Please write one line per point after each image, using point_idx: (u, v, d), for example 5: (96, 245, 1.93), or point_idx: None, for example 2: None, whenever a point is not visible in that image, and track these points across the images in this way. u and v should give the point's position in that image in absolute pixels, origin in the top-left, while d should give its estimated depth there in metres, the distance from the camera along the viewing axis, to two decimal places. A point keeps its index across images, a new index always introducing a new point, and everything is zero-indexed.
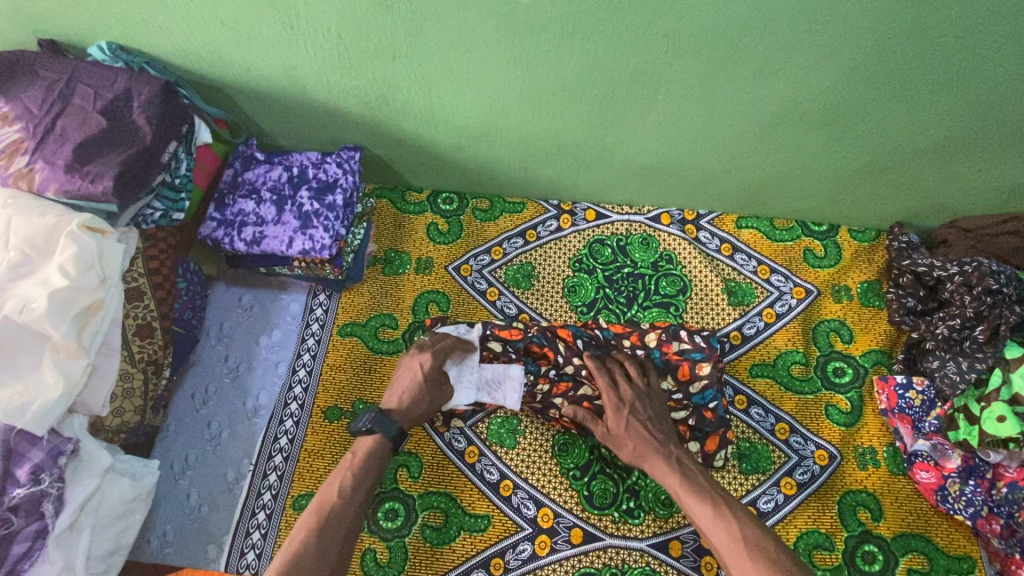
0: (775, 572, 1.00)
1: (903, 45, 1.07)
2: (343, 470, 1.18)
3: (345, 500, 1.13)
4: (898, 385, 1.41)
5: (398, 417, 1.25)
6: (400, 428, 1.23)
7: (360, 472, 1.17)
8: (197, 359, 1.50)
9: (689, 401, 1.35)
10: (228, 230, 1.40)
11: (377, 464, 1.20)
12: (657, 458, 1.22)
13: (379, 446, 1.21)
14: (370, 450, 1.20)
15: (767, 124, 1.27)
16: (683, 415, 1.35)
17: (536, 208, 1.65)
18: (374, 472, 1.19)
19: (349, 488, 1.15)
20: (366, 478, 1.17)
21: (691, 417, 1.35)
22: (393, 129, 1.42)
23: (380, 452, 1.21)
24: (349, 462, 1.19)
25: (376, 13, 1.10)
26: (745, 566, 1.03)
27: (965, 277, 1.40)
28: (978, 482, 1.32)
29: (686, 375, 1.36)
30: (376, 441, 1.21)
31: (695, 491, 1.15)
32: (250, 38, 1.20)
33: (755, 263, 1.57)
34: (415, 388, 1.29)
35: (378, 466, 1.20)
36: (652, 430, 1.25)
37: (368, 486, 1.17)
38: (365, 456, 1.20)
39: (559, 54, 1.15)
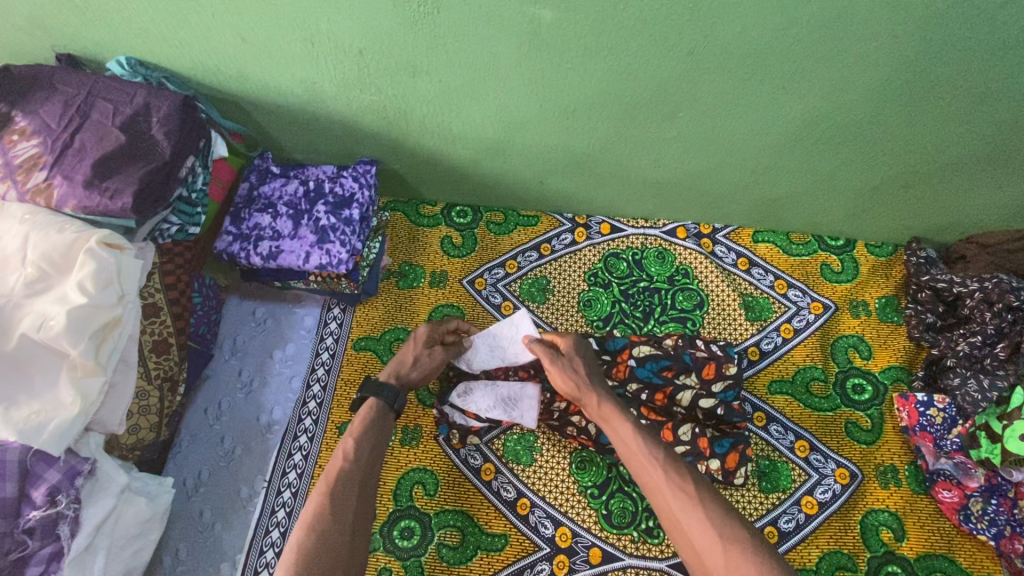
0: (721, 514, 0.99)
1: (928, 65, 1.06)
2: (349, 437, 1.15)
3: (354, 464, 1.10)
4: (919, 402, 1.39)
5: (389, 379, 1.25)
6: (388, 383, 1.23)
7: (367, 436, 1.15)
8: (210, 373, 1.48)
9: (715, 398, 1.34)
10: (244, 244, 1.39)
11: (376, 427, 1.17)
12: (609, 409, 1.18)
13: (375, 408, 1.20)
14: (373, 412, 1.19)
15: (788, 140, 1.26)
16: (709, 404, 1.34)
17: (551, 221, 1.65)
18: (377, 435, 1.16)
19: (358, 452, 1.12)
20: (370, 441, 1.14)
21: (718, 408, 1.34)
22: (410, 144, 1.42)
23: (381, 415, 1.19)
24: (355, 427, 1.17)
25: (399, 31, 1.10)
26: (691, 509, 1.00)
27: (985, 294, 1.40)
28: (1000, 502, 1.30)
29: (710, 373, 1.35)
30: (369, 402, 1.21)
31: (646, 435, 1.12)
32: (270, 54, 1.20)
33: (772, 278, 1.56)
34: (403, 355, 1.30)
35: (381, 430, 1.18)
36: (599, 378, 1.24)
37: (375, 449, 1.14)
38: (363, 423, 1.17)
39: (580, 71, 1.14)
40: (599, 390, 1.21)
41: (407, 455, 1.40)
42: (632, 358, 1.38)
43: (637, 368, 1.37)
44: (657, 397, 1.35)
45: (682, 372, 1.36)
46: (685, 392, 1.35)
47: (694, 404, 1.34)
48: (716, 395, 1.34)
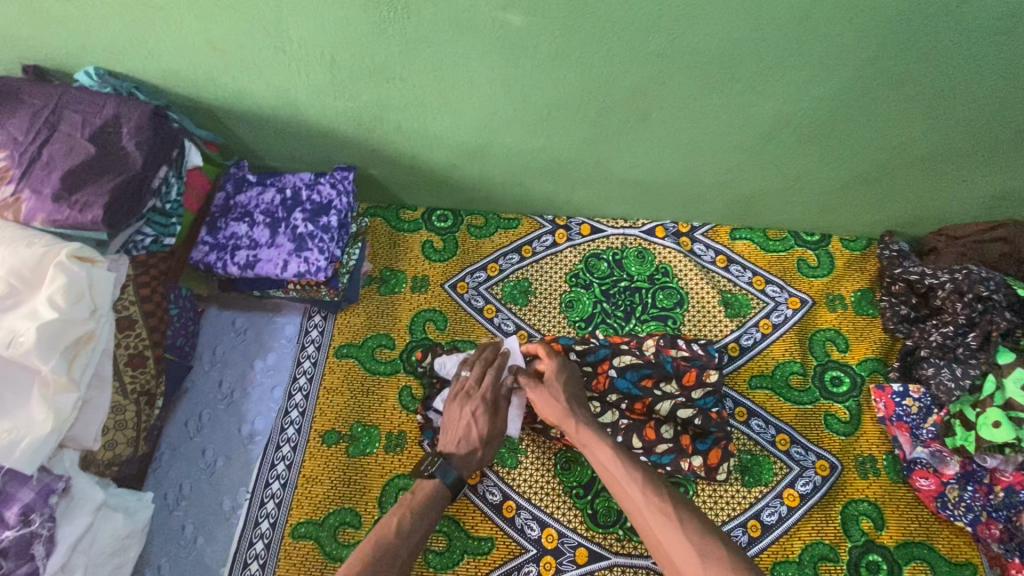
0: (700, 531, 1.01)
1: (892, 62, 1.09)
2: (402, 510, 1.18)
3: (400, 540, 1.13)
4: (896, 393, 1.41)
5: (460, 467, 1.26)
6: (458, 474, 1.24)
7: (418, 515, 1.17)
8: (191, 385, 1.47)
9: (694, 406, 1.35)
10: (221, 253, 1.38)
11: (433, 509, 1.20)
12: (587, 434, 1.19)
13: (436, 490, 1.22)
14: (428, 491, 1.21)
15: (760, 138, 1.28)
16: (687, 414, 1.34)
17: (531, 223, 1.65)
18: (428, 517, 1.19)
19: (406, 528, 1.15)
20: (423, 525, 1.17)
21: (696, 417, 1.34)
22: (387, 149, 1.42)
23: (435, 496, 1.21)
24: (408, 501, 1.20)
25: (371, 38, 1.10)
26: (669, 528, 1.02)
27: (956, 284, 1.42)
28: (976, 488, 1.33)
29: (691, 380, 1.36)
30: (435, 486, 1.22)
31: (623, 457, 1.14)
32: (242, 63, 1.20)
33: (750, 274, 1.58)
34: (469, 436, 1.27)
35: (433, 513, 1.20)
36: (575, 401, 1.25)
37: (422, 532, 1.16)
38: (424, 499, 1.20)
39: (553, 75, 1.15)
40: (578, 414, 1.22)
41: (391, 462, 1.39)
42: (613, 368, 1.37)
43: (617, 378, 1.37)
44: (636, 406, 1.36)
45: (662, 379, 1.37)
46: (666, 403, 1.35)
47: (673, 414, 1.35)
48: (695, 403, 1.35)
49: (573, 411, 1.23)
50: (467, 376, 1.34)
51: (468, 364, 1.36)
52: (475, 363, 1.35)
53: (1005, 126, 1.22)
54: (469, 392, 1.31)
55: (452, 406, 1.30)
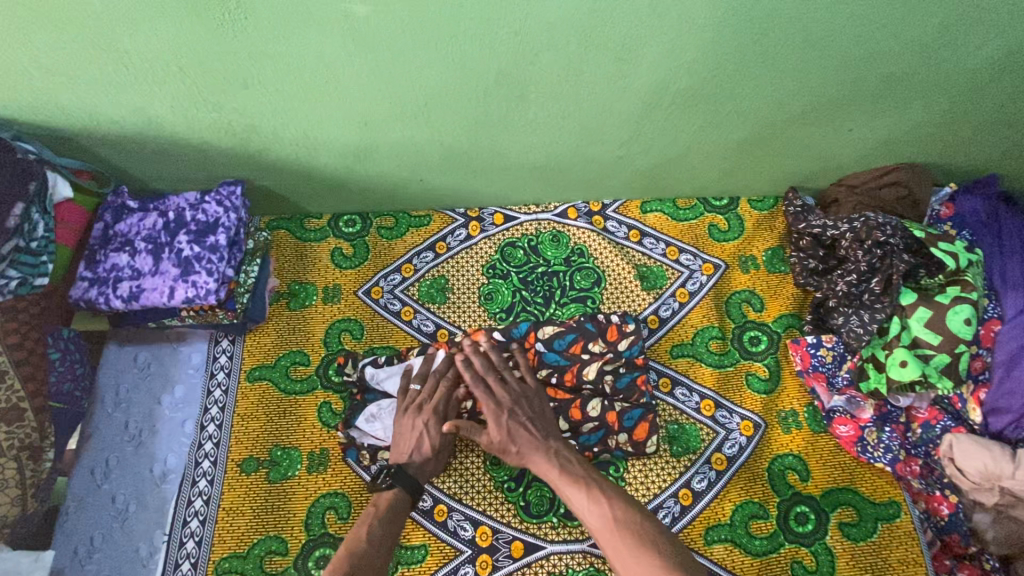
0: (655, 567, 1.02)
1: (749, 17, 1.08)
2: (367, 520, 1.19)
3: (372, 544, 1.15)
4: (810, 345, 1.46)
5: (416, 473, 1.25)
6: (414, 482, 1.24)
7: (385, 522, 1.19)
8: (94, 430, 1.38)
9: (621, 358, 1.41)
10: (103, 288, 1.29)
11: (399, 517, 1.21)
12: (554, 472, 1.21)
13: (397, 498, 1.22)
14: (390, 500, 1.22)
15: (642, 109, 1.27)
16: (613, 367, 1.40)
17: (443, 219, 1.61)
18: (396, 524, 1.20)
19: (376, 535, 1.16)
20: (389, 531, 1.18)
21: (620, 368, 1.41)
22: (272, 159, 1.35)
23: (399, 504, 1.22)
24: (374, 512, 1.21)
25: (215, 42, 1.04)
26: (619, 548, 1.08)
27: (855, 233, 1.44)
28: (893, 428, 1.39)
29: (613, 335, 1.42)
30: (395, 494, 1.22)
31: (569, 481, 1.19)
32: (85, 83, 1.11)
33: (664, 245, 1.58)
34: (421, 445, 1.27)
35: (399, 520, 1.21)
36: (534, 429, 1.26)
37: (392, 535, 1.18)
38: (388, 509, 1.21)
39: (418, 63, 1.11)
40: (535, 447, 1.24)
41: (315, 482, 1.34)
42: (539, 343, 1.40)
43: (546, 353, 1.40)
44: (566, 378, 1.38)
45: (589, 342, 1.41)
46: (593, 365, 1.39)
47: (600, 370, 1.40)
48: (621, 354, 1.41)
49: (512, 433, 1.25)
50: (419, 390, 1.34)
51: (419, 377, 1.36)
52: (426, 377, 1.36)
53: (872, 73, 1.24)
54: (422, 405, 1.32)
55: (404, 419, 1.30)
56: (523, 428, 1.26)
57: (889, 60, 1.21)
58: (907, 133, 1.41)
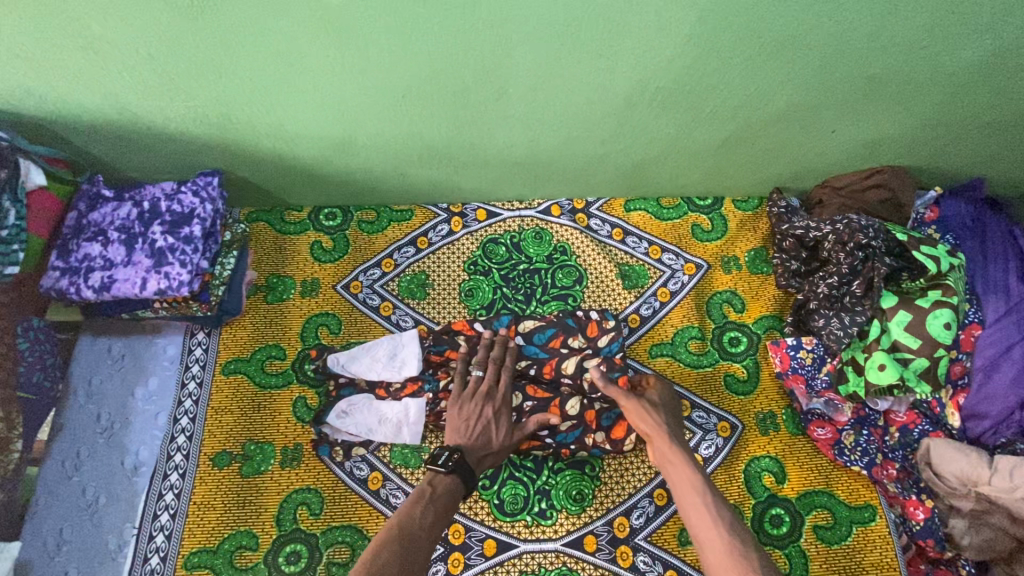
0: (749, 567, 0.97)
1: (727, 15, 1.07)
2: (422, 500, 1.14)
3: (424, 528, 1.09)
4: (790, 347, 1.44)
5: (476, 463, 1.25)
6: (473, 471, 1.22)
7: (438, 507, 1.14)
8: (65, 422, 1.36)
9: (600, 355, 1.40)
10: (73, 278, 1.28)
11: (452, 502, 1.17)
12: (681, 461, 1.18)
13: (454, 484, 1.19)
14: (448, 485, 1.18)
15: (622, 106, 1.26)
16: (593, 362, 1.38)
17: (424, 214, 1.60)
18: (448, 509, 1.15)
19: (429, 516, 1.11)
20: (441, 515, 1.13)
21: (601, 364, 1.37)
22: (249, 150, 1.34)
23: (454, 490, 1.18)
24: (429, 493, 1.16)
25: (186, 29, 1.03)
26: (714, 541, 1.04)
27: (838, 235, 1.42)
28: (870, 431, 1.38)
29: (593, 332, 1.41)
30: (453, 481, 1.19)
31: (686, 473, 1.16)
32: (54, 70, 1.10)
33: (646, 244, 1.57)
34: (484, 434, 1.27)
35: (451, 505, 1.17)
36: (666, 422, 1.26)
37: (442, 522, 1.13)
38: (443, 493, 1.16)
39: (392, 55, 1.09)
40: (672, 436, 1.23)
41: (288, 477, 1.33)
42: (518, 335, 1.41)
43: (525, 345, 1.41)
44: (545, 370, 1.39)
45: (568, 337, 1.41)
46: (571, 360, 1.39)
47: (581, 366, 1.38)
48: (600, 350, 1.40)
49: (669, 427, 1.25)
50: (480, 377, 1.33)
51: (481, 364, 1.34)
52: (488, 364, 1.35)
53: (855, 74, 1.23)
54: (490, 393, 1.31)
55: (470, 405, 1.29)
56: (653, 416, 1.26)
57: (871, 61, 1.20)
58: (891, 135, 1.40)
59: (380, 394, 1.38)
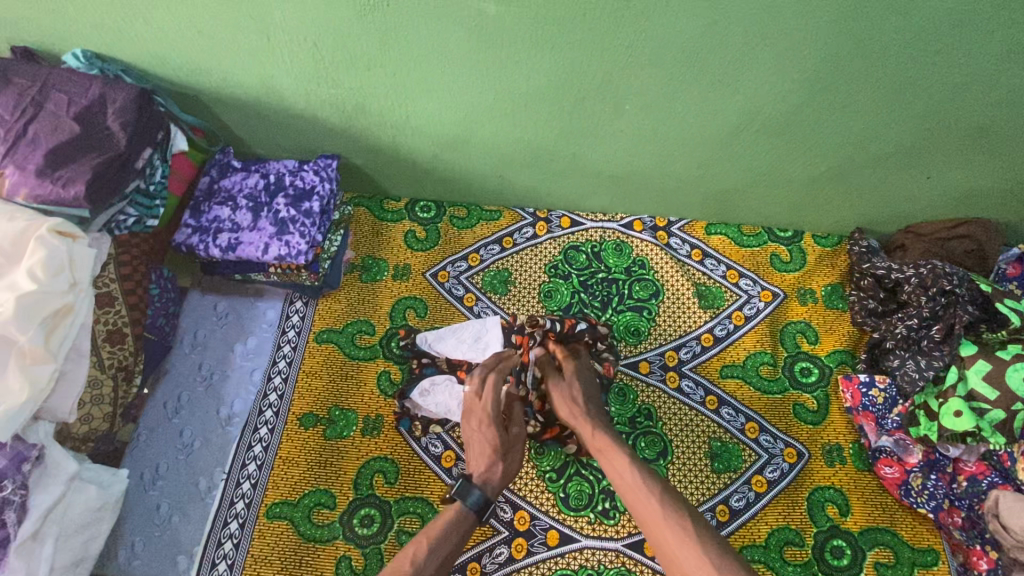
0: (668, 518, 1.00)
1: (848, 58, 1.14)
2: (421, 542, 1.07)
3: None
4: (862, 383, 1.46)
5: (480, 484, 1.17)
6: (484, 497, 1.15)
7: (438, 550, 1.06)
8: (171, 367, 1.48)
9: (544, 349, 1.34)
10: (203, 236, 1.41)
11: (453, 546, 1.08)
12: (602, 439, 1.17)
13: (454, 521, 1.11)
14: (448, 522, 1.10)
15: (729, 132, 1.33)
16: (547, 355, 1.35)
17: (513, 216, 1.68)
18: (447, 554, 1.06)
19: (423, 562, 1.04)
20: (440, 559, 1.06)
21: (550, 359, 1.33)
22: (371, 139, 1.45)
23: (456, 527, 1.10)
24: (429, 533, 1.09)
25: (353, 24, 1.14)
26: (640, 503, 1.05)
27: (920, 279, 1.45)
28: (939, 476, 1.37)
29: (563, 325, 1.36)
30: (459, 512, 1.12)
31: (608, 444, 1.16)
32: (227, 48, 1.23)
33: (724, 268, 1.62)
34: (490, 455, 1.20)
35: (452, 548, 1.08)
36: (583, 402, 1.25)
37: (440, 569, 1.05)
38: (442, 532, 1.09)
39: (529, 64, 1.20)
40: (591, 416, 1.23)
41: (367, 445, 1.41)
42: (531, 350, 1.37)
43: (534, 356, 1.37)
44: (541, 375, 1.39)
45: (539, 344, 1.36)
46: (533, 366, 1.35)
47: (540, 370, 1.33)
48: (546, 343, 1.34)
49: (590, 416, 1.23)
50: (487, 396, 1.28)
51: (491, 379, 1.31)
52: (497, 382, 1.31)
53: (961, 124, 1.27)
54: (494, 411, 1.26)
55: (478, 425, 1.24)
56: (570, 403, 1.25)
57: (978, 114, 1.24)
58: (983, 188, 1.43)
59: (463, 377, 1.41)
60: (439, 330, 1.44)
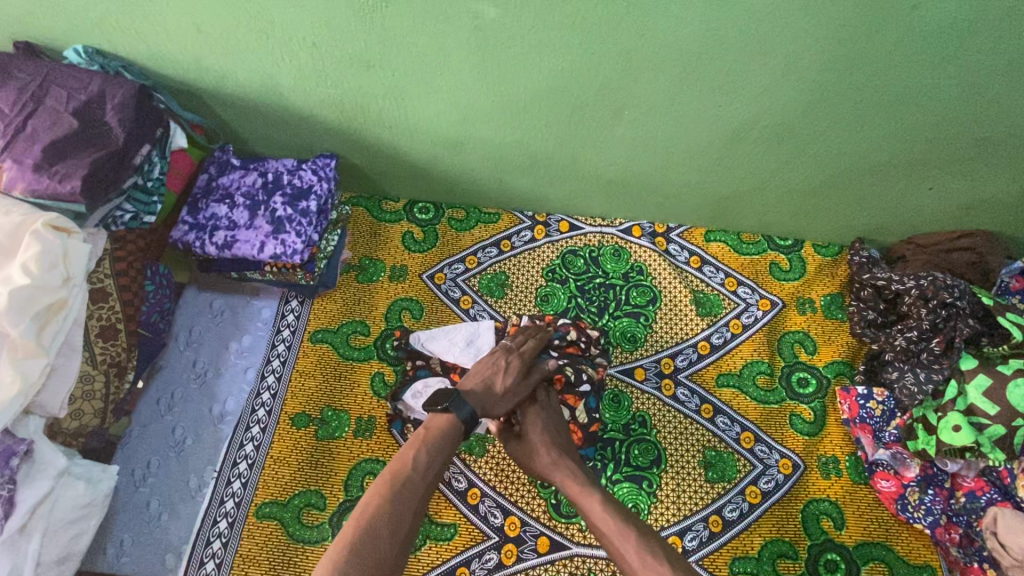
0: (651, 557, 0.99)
1: (850, 67, 1.13)
2: (416, 444, 1.13)
3: (416, 476, 1.09)
4: (859, 396, 1.44)
5: (474, 400, 1.19)
6: (474, 413, 1.18)
7: (433, 450, 1.13)
8: (165, 364, 1.48)
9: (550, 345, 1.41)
10: (200, 233, 1.41)
11: (448, 446, 1.15)
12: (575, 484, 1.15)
13: (450, 426, 1.16)
14: (443, 426, 1.16)
15: (729, 139, 1.32)
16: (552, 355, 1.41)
17: (511, 219, 1.68)
18: (443, 453, 1.14)
19: (420, 463, 1.11)
20: (436, 456, 1.12)
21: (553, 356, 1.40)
22: (370, 139, 1.45)
23: (450, 432, 1.16)
24: (423, 435, 1.15)
25: (352, 24, 1.14)
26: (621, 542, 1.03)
27: (921, 290, 1.43)
28: (937, 491, 1.34)
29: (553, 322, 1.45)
30: (449, 421, 1.16)
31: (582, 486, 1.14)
32: (227, 46, 1.23)
33: (723, 275, 1.61)
34: (499, 382, 1.23)
35: (447, 449, 1.15)
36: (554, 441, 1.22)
37: (438, 465, 1.12)
38: (438, 434, 1.15)
39: (528, 68, 1.19)
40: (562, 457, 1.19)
41: (359, 446, 1.40)
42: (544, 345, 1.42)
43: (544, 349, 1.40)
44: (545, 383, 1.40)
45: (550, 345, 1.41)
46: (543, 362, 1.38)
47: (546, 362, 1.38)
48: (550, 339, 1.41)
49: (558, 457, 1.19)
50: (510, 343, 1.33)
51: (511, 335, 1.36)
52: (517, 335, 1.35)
53: (964, 135, 1.26)
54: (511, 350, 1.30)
55: (492, 356, 1.28)
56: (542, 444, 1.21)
57: (982, 125, 1.23)
58: (986, 200, 1.42)
59: (455, 379, 1.41)
60: (431, 331, 1.46)
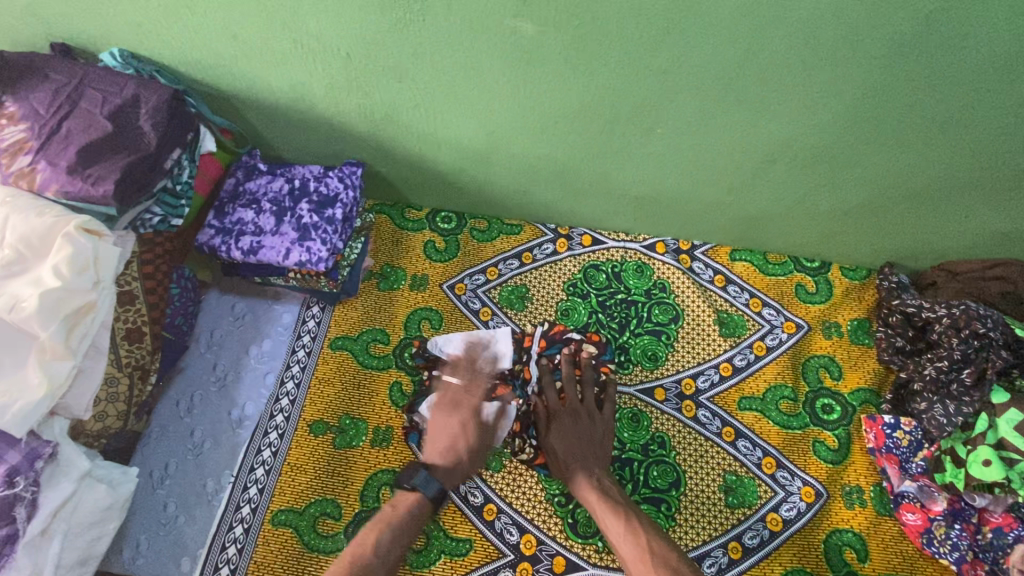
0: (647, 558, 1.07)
1: (891, 92, 1.11)
2: (380, 524, 1.16)
3: (376, 553, 1.11)
4: (887, 425, 1.40)
5: (442, 476, 1.25)
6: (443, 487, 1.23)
7: (396, 531, 1.16)
8: (185, 366, 1.48)
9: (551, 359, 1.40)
10: (226, 238, 1.41)
11: (410, 527, 1.18)
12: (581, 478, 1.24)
13: (416, 507, 1.20)
14: (410, 506, 1.20)
15: (762, 160, 1.31)
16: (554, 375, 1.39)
17: (533, 231, 1.66)
18: (405, 535, 1.16)
19: (383, 543, 1.13)
20: (399, 541, 1.15)
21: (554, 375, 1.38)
22: (398, 148, 1.45)
23: (416, 512, 1.20)
24: (389, 515, 1.18)
25: (388, 37, 1.14)
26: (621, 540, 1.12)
27: (953, 319, 1.40)
28: (963, 527, 1.30)
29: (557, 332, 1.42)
30: (415, 500, 1.21)
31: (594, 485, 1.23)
32: (261, 54, 1.23)
33: (747, 296, 1.59)
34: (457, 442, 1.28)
35: (408, 532, 1.17)
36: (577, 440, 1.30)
37: (399, 546, 1.14)
38: (402, 514, 1.19)
39: (562, 84, 1.19)
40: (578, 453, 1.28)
41: (376, 456, 1.40)
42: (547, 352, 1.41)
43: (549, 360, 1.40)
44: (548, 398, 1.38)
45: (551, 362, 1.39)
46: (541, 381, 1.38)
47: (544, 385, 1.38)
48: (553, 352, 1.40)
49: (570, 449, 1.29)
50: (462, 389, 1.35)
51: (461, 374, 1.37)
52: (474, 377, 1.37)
53: (1005, 165, 1.23)
54: (457, 403, 1.32)
55: (443, 414, 1.31)
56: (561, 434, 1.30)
57: None
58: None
59: None
60: (450, 336, 1.45)
